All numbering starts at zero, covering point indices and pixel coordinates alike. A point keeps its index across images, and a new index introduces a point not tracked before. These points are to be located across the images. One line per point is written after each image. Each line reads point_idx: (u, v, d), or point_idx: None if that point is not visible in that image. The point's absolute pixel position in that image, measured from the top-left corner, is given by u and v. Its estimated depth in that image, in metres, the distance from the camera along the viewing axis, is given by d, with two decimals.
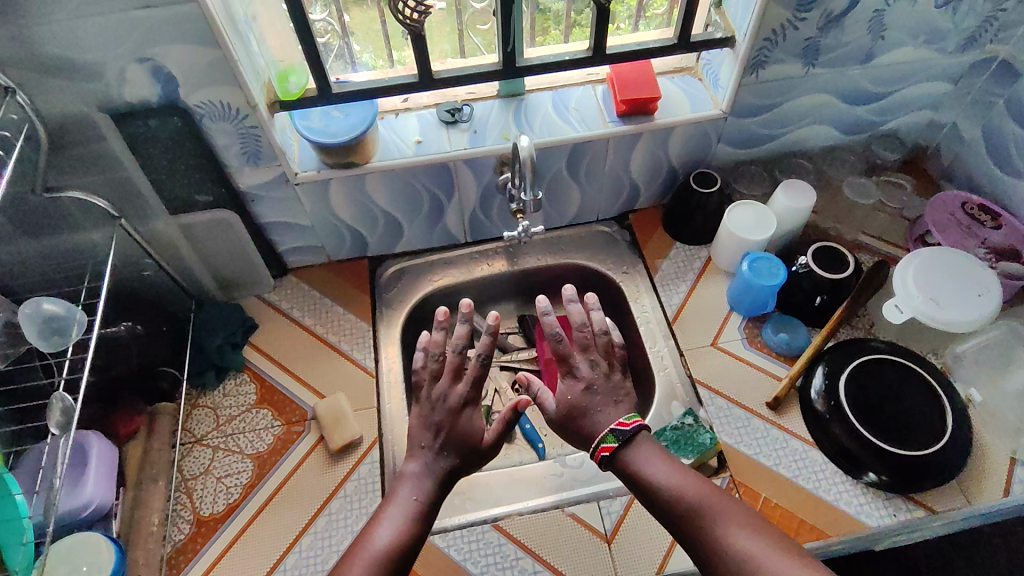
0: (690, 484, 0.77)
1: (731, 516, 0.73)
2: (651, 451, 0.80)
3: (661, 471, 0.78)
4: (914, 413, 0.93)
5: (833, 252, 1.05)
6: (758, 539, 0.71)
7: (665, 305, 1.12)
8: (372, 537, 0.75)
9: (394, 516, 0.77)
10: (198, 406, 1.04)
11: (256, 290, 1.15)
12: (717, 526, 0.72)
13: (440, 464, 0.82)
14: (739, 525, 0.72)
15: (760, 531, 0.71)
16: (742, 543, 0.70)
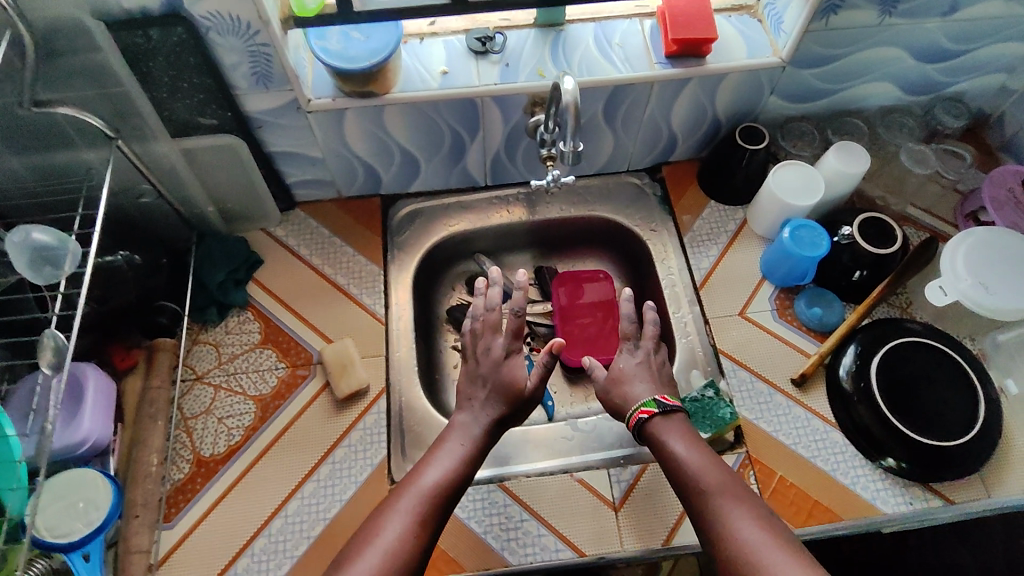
0: (711, 471, 0.75)
1: (745, 506, 0.71)
2: (677, 429, 0.80)
3: (686, 452, 0.77)
4: (943, 402, 0.89)
5: (881, 224, 0.98)
6: (761, 531, 0.68)
7: (693, 269, 1.05)
8: (421, 479, 0.77)
9: (451, 449, 0.81)
10: (199, 342, 1.00)
11: (262, 224, 1.09)
12: (721, 511, 0.71)
13: (493, 415, 0.85)
14: (749, 518, 0.69)
15: (770, 529, 0.68)
16: (743, 535, 0.68)
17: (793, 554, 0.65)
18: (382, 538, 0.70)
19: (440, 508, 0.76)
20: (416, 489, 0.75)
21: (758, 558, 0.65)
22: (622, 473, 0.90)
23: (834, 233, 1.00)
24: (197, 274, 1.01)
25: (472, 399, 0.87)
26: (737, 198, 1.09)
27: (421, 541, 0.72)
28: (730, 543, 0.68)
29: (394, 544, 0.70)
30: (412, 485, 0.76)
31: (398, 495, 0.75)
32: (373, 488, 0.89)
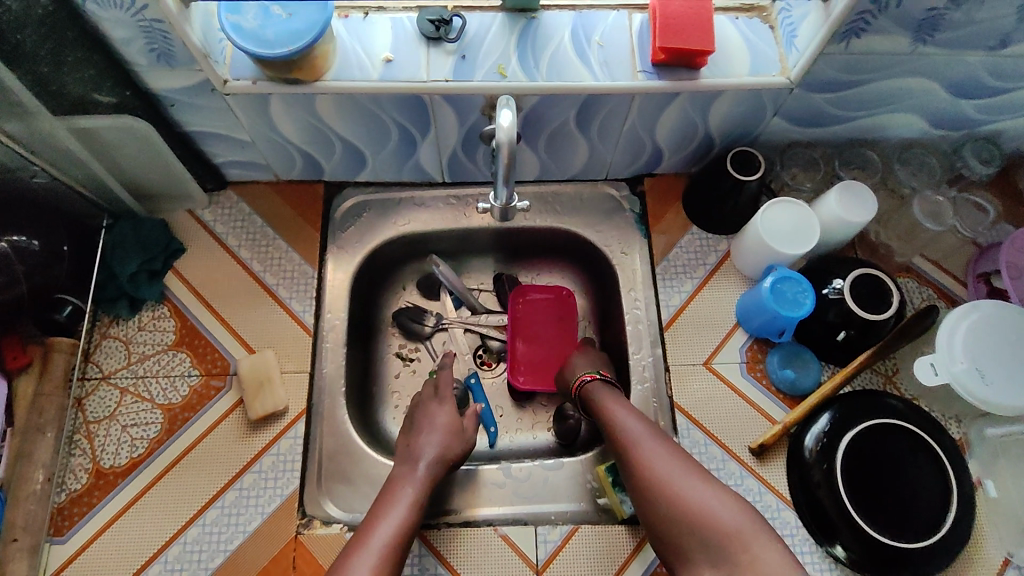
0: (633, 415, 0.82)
1: (662, 443, 0.78)
2: (605, 387, 0.86)
3: (612, 401, 0.84)
4: (911, 495, 0.80)
5: (879, 284, 0.85)
6: (673, 459, 0.76)
7: (661, 305, 0.94)
8: (376, 531, 0.74)
9: (406, 495, 0.78)
10: (107, 337, 0.91)
11: (189, 205, 0.97)
12: (641, 449, 0.78)
13: (440, 469, 0.83)
14: (664, 452, 0.77)
15: (683, 461, 0.76)
16: (660, 464, 0.76)
17: (701, 477, 0.74)
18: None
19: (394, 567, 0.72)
20: (372, 546, 0.72)
21: (673, 483, 0.74)
22: (550, 533, 0.83)
23: (824, 285, 0.88)
24: (107, 262, 0.91)
25: (423, 456, 0.83)
26: (723, 228, 0.96)
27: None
28: (648, 472, 0.76)
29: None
30: (369, 543, 0.73)
31: (354, 552, 0.72)
32: (280, 521, 0.83)
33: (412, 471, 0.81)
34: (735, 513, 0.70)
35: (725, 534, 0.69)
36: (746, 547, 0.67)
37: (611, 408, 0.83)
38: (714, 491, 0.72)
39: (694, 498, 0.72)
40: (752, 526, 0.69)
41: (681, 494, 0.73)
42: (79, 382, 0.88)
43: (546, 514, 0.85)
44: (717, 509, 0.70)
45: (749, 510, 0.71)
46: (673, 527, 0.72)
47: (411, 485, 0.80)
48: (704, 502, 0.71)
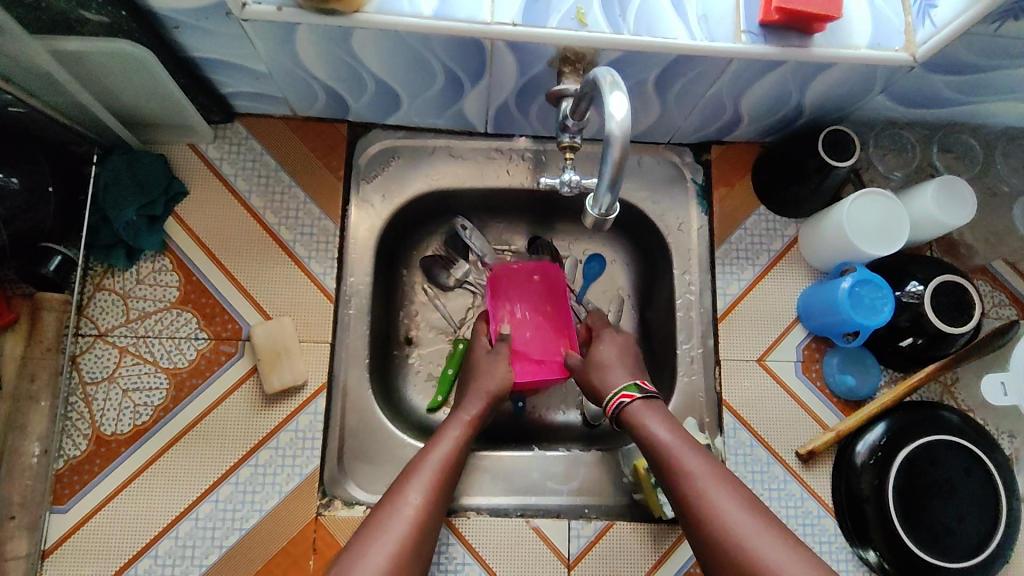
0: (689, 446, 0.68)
1: (732, 486, 0.64)
2: (656, 408, 0.74)
3: (666, 429, 0.70)
4: (961, 516, 0.77)
5: (961, 293, 0.78)
6: (744, 505, 0.62)
7: (717, 293, 0.87)
8: (425, 461, 0.70)
9: (453, 432, 0.74)
10: (102, 289, 0.80)
11: (190, 137, 0.85)
12: (704, 494, 0.63)
13: (486, 410, 0.78)
14: (729, 492, 0.63)
15: (758, 512, 0.61)
16: (726, 511, 0.62)
17: (779, 532, 0.60)
18: (391, 529, 0.62)
19: (439, 504, 0.68)
20: (420, 477, 0.68)
21: (748, 542, 0.59)
22: (584, 528, 0.79)
23: (898, 287, 0.81)
24: (98, 204, 0.79)
25: (467, 398, 0.79)
26: (792, 211, 0.87)
27: (426, 533, 0.64)
28: (705, 514, 0.62)
29: (399, 550, 0.61)
30: (419, 470, 0.69)
31: (401, 484, 0.67)
32: (299, 501, 0.78)
33: (457, 412, 0.77)
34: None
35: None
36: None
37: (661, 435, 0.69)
38: (798, 555, 0.58)
39: (772, 566, 0.57)
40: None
41: (756, 554, 0.58)
42: (73, 338, 0.79)
43: (579, 506, 0.83)
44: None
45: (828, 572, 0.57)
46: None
47: (457, 423, 0.75)
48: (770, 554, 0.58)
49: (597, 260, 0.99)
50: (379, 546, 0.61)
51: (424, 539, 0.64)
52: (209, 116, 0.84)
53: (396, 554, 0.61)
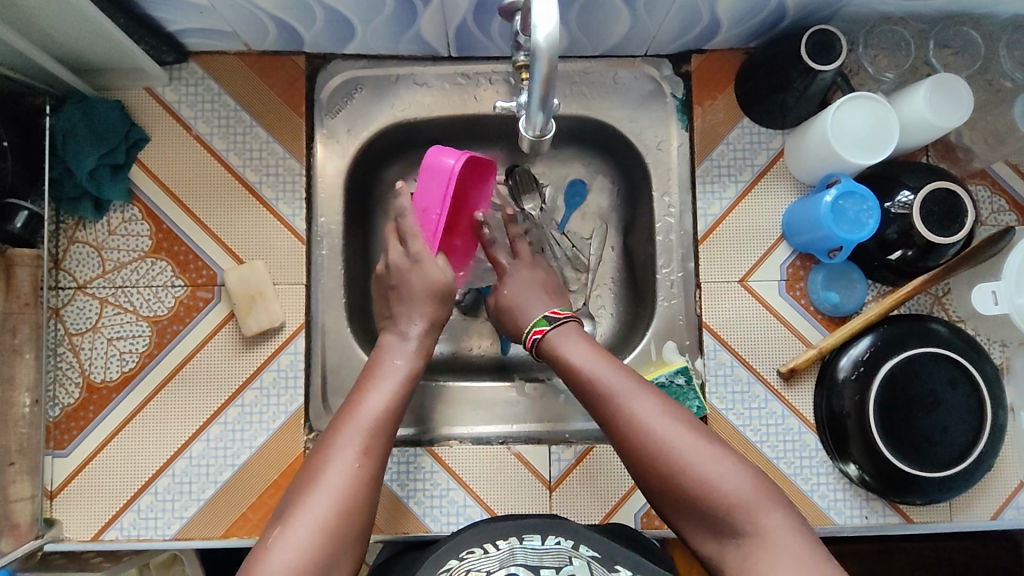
0: (607, 362, 0.68)
1: (649, 392, 0.65)
2: (570, 330, 0.73)
3: (582, 348, 0.70)
4: (943, 427, 0.77)
5: (954, 201, 0.74)
6: (665, 416, 0.63)
7: (698, 214, 0.84)
8: (363, 404, 0.67)
9: (395, 366, 0.72)
10: (76, 242, 0.81)
11: (145, 81, 0.82)
12: (626, 407, 0.64)
13: (428, 336, 0.77)
14: (650, 398, 0.64)
15: (677, 415, 0.63)
16: (648, 424, 0.62)
17: (702, 439, 0.61)
18: (332, 478, 0.61)
19: (385, 449, 0.66)
20: (358, 422, 0.66)
21: (671, 448, 0.60)
22: (564, 452, 0.81)
23: (888, 197, 0.77)
24: (59, 156, 0.78)
25: (410, 331, 0.76)
26: (778, 122, 0.82)
27: (371, 479, 0.63)
28: (630, 429, 0.62)
29: (343, 500, 0.60)
30: (355, 416, 0.66)
31: (339, 433, 0.65)
32: (287, 437, 0.80)
33: (400, 343, 0.75)
34: (739, 476, 0.58)
35: (732, 505, 0.57)
36: (756, 519, 0.56)
37: (578, 356, 0.69)
38: (717, 452, 0.60)
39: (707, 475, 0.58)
40: (756, 493, 0.58)
41: (680, 460, 0.60)
42: (53, 291, 0.80)
43: (560, 431, 0.84)
44: (723, 480, 0.58)
45: (750, 469, 0.59)
46: (674, 501, 0.60)
47: (398, 362, 0.73)
48: (696, 460, 0.59)
49: (579, 186, 0.96)
50: (320, 498, 0.60)
51: (371, 485, 0.63)
52: (161, 58, 0.81)
53: (340, 504, 0.60)
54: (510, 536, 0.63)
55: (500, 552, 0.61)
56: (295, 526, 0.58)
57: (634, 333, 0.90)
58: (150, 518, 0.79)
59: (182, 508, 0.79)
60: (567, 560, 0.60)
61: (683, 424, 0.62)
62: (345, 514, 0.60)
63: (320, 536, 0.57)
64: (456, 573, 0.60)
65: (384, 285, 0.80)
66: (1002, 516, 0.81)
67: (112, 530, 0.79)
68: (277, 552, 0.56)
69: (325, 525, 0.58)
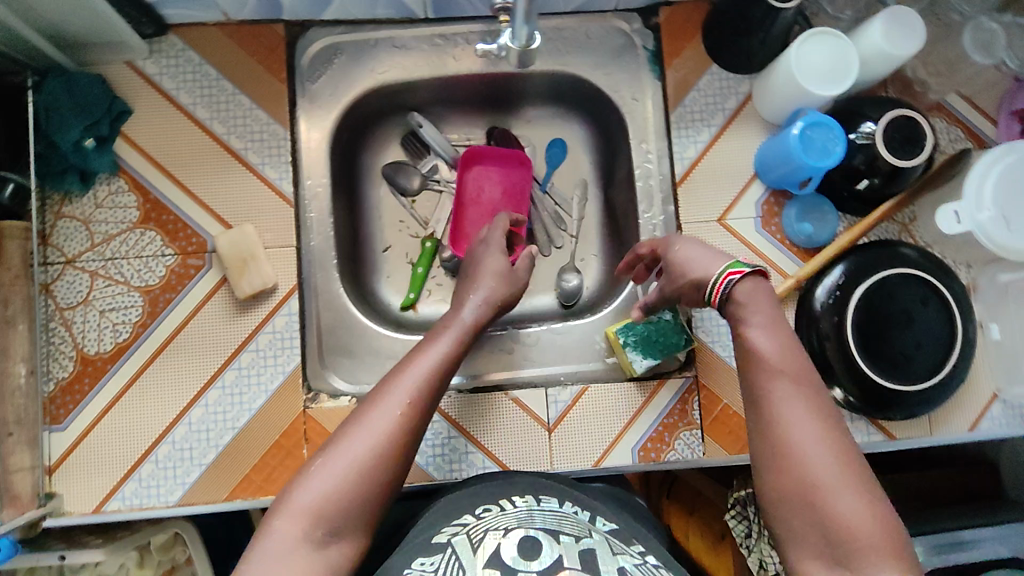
0: (789, 360, 0.63)
1: (814, 395, 0.61)
2: (768, 302, 0.66)
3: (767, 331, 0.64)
4: (917, 343, 0.80)
5: (913, 126, 0.79)
6: (822, 429, 0.59)
7: (675, 158, 0.87)
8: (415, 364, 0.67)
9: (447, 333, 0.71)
10: (62, 217, 0.81)
11: (125, 54, 0.83)
12: (783, 403, 0.60)
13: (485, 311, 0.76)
14: (808, 403, 0.60)
15: (834, 429, 0.59)
16: (797, 437, 0.58)
17: (847, 463, 0.57)
18: (373, 421, 0.62)
19: (428, 404, 0.66)
20: (409, 379, 0.65)
21: (811, 460, 0.57)
22: (561, 393, 0.83)
23: (852, 129, 0.81)
24: (42, 130, 0.79)
25: (468, 303, 0.77)
26: (744, 66, 0.86)
27: (413, 429, 0.63)
28: (782, 424, 0.59)
29: (381, 445, 0.60)
30: (407, 372, 0.65)
31: (386, 385, 0.65)
32: (287, 396, 0.81)
33: (457, 314, 0.75)
34: (869, 516, 0.55)
35: (852, 541, 0.54)
36: (861, 560, 0.54)
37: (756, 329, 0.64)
38: (858, 483, 0.56)
39: (836, 503, 0.55)
40: (876, 537, 0.54)
41: (818, 478, 0.56)
42: (42, 267, 0.80)
43: (555, 375, 0.87)
44: (853, 517, 0.55)
45: (882, 513, 0.55)
46: (780, 513, 0.58)
47: (449, 330, 0.72)
48: (830, 483, 0.56)
49: (558, 144, 0.99)
50: (360, 439, 0.60)
51: (412, 435, 0.63)
52: (140, 30, 0.82)
53: (378, 447, 0.60)
54: (526, 496, 0.66)
55: (516, 511, 0.63)
56: (333, 464, 0.59)
57: (621, 281, 0.93)
58: (152, 486, 0.79)
59: (184, 475, 0.79)
60: (587, 533, 0.62)
61: (837, 444, 0.58)
62: (380, 462, 0.60)
63: (352, 483, 0.58)
64: (474, 530, 0.61)
65: (474, 261, 0.83)
66: (980, 427, 0.85)
67: (113, 501, 0.79)
68: (311, 483, 0.58)
69: (362, 466, 0.59)
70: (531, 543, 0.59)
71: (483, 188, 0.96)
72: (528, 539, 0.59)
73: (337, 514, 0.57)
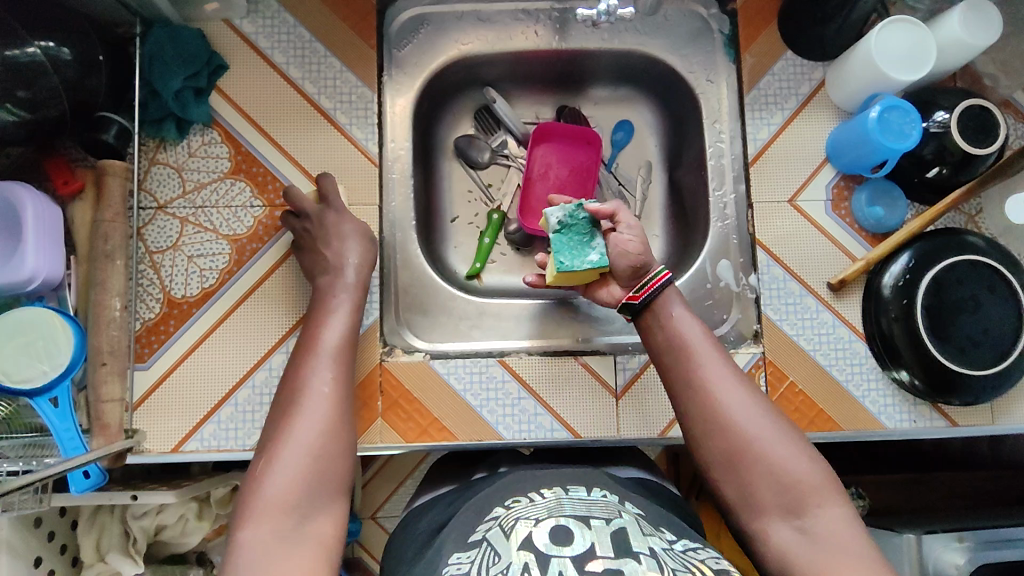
0: (703, 335, 0.70)
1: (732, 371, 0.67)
2: (677, 295, 0.73)
3: (684, 314, 0.71)
4: (983, 329, 0.82)
5: (987, 116, 0.81)
6: (748, 398, 0.65)
7: (748, 139, 0.90)
8: (323, 341, 0.73)
9: (339, 306, 0.77)
10: (157, 163, 0.84)
11: (225, 12, 0.86)
12: (710, 380, 0.66)
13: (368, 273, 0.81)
14: (731, 377, 0.67)
15: (755, 396, 0.66)
16: (731, 407, 0.65)
17: (778, 422, 0.64)
18: (308, 409, 0.66)
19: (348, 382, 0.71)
20: (324, 360, 0.71)
21: (742, 426, 0.64)
22: (629, 361, 0.85)
23: (925, 118, 0.83)
24: (146, 78, 0.82)
25: (351, 255, 0.80)
26: (819, 54, 0.89)
27: (344, 407, 0.68)
28: (711, 401, 0.65)
29: (327, 423, 0.65)
30: (319, 350, 0.72)
31: (305, 368, 0.70)
32: (365, 348, 0.83)
33: (339, 279, 0.78)
34: (805, 464, 0.62)
35: (799, 489, 0.61)
36: (814, 505, 0.60)
37: (671, 315, 0.71)
38: (788, 439, 0.63)
39: (779, 459, 0.62)
40: (818, 484, 0.61)
41: (752, 439, 0.63)
42: (136, 211, 0.83)
43: (622, 345, 0.88)
44: (794, 467, 0.61)
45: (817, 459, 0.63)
46: (729, 478, 0.63)
47: (345, 293, 0.78)
48: (768, 441, 0.63)
49: (626, 126, 1.02)
50: (303, 424, 0.64)
51: (345, 409, 0.68)
52: None
53: (319, 427, 0.64)
54: (555, 486, 0.67)
55: (547, 501, 0.65)
56: (284, 451, 0.62)
57: (685, 259, 0.96)
58: (230, 429, 0.81)
59: (261, 419, 0.81)
60: (617, 514, 0.63)
61: (759, 407, 0.65)
62: (330, 441, 0.64)
63: (310, 459, 0.62)
64: (505, 522, 0.62)
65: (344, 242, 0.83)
66: None
67: (192, 441, 0.81)
68: (281, 465, 0.61)
69: (314, 445, 0.63)
70: (562, 531, 0.59)
71: (551, 166, 0.98)
72: (560, 528, 0.59)
73: (301, 493, 0.60)
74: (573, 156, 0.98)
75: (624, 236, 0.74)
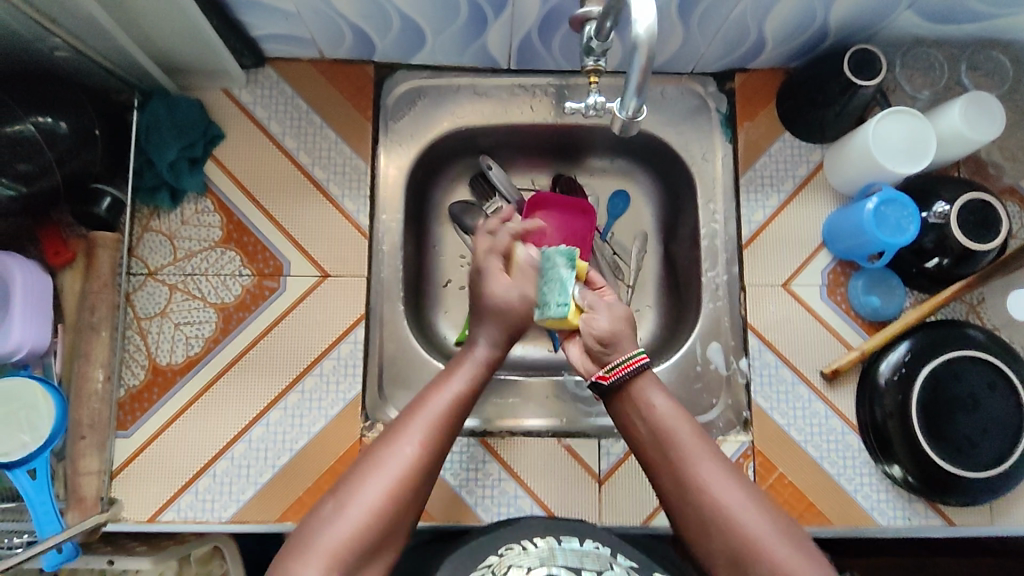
0: (686, 427, 0.64)
1: (719, 464, 0.62)
2: (655, 379, 0.69)
3: (667, 403, 0.66)
4: (983, 428, 0.78)
5: (990, 211, 0.77)
6: (741, 493, 0.60)
7: (743, 221, 0.89)
8: (428, 403, 0.64)
9: (462, 374, 0.68)
10: (149, 230, 0.85)
11: (224, 82, 0.87)
12: (698, 478, 0.61)
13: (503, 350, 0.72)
14: (722, 471, 0.61)
15: (750, 493, 0.60)
16: (724, 505, 0.59)
17: (774, 520, 0.58)
18: (390, 465, 0.59)
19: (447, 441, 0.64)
20: (421, 420, 0.62)
21: (741, 528, 0.58)
22: (613, 446, 0.84)
23: (925, 207, 0.81)
24: (142, 148, 0.83)
25: (481, 336, 0.72)
26: (817, 137, 0.88)
27: (429, 468, 0.61)
28: (702, 503, 0.60)
29: (396, 485, 0.59)
30: (421, 411, 0.63)
31: (401, 421, 0.63)
32: (346, 423, 0.83)
33: (471, 354, 0.71)
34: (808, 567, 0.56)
35: None
36: None
37: (653, 408, 0.66)
38: (790, 542, 0.57)
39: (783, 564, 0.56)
40: None
41: (754, 542, 0.57)
42: (127, 277, 0.84)
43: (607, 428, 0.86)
44: (794, 564, 0.56)
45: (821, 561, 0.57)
46: None
47: (465, 368, 0.69)
48: (770, 541, 0.57)
49: (622, 197, 1.01)
50: (375, 483, 0.58)
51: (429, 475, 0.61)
52: (241, 62, 0.86)
53: (392, 490, 0.58)
54: (548, 535, 0.63)
55: (539, 550, 0.62)
56: (348, 506, 0.57)
57: (676, 336, 0.94)
58: (207, 500, 0.81)
59: (239, 491, 0.81)
60: (608, 566, 0.61)
61: (754, 503, 0.59)
62: (395, 504, 0.58)
63: (372, 518, 0.57)
64: (498, 568, 0.60)
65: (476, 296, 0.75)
66: None
67: (169, 512, 0.80)
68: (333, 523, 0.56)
69: (377, 504, 0.57)
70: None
71: (546, 233, 0.95)
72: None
73: (352, 555, 0.56)
74: (569, 224, 0.96)
75: (596, 317, 0.72)
